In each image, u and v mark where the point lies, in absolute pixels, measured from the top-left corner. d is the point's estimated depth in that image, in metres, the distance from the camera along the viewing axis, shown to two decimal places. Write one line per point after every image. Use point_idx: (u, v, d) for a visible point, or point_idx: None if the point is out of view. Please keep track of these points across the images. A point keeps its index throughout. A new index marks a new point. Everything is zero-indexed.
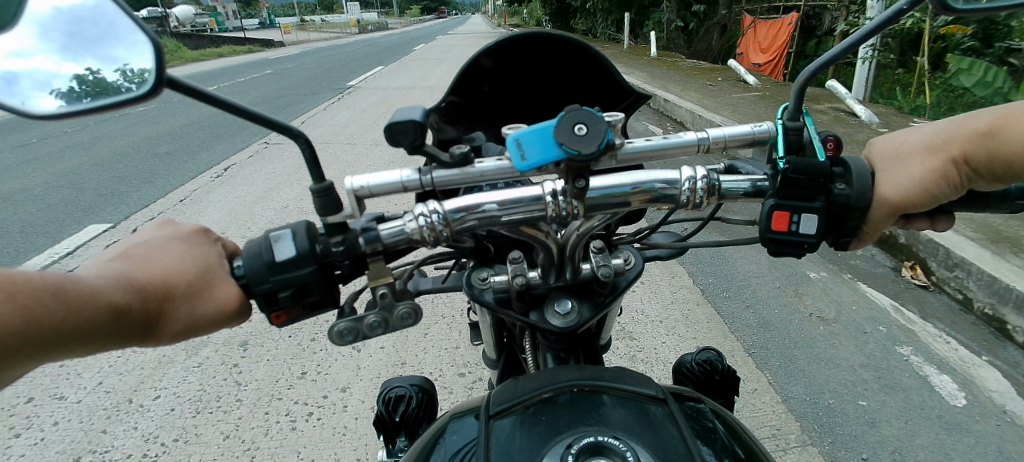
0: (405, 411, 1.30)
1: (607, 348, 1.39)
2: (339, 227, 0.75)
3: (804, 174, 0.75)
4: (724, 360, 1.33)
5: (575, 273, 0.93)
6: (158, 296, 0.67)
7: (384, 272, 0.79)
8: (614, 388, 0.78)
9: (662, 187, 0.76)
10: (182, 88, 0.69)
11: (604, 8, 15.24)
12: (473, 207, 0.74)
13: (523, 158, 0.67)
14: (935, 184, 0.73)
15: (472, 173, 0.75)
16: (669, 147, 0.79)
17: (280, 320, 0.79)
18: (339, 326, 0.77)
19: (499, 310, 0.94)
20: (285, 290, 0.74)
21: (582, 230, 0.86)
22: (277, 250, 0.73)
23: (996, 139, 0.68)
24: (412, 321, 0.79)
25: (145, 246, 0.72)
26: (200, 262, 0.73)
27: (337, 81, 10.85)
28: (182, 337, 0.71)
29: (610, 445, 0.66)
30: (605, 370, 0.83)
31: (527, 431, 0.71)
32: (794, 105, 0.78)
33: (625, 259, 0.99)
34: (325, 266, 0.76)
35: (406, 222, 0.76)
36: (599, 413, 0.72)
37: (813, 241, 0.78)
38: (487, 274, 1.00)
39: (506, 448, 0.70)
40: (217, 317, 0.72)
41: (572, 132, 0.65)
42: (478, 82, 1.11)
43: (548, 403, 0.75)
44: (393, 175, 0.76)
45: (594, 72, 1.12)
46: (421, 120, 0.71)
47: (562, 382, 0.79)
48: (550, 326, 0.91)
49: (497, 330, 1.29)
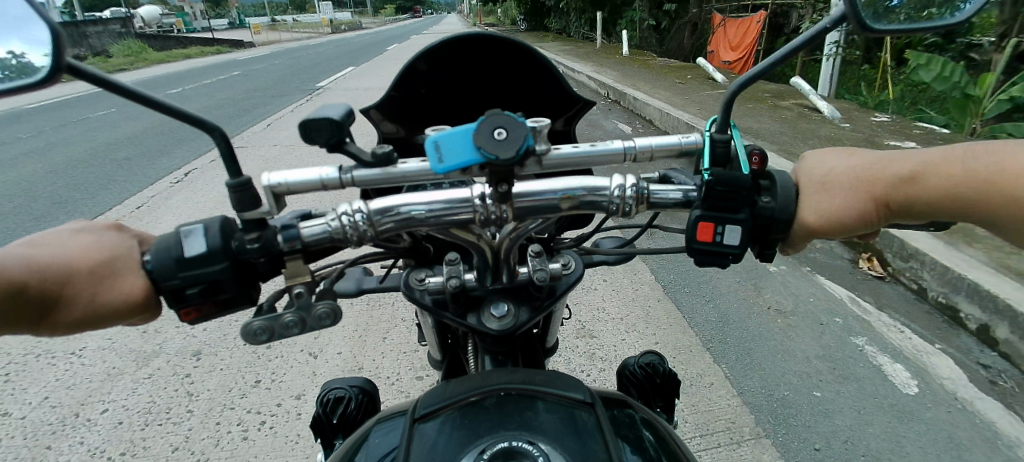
0: (343, 412, 1.28)
1: (554, 350, 1.38)
2: (257, 224, 0.72)
3: (728, 186, 0.73)
4: (666, 363, 1.34)
5: (511, 277, 0.91)
6: (56, 281, 0.65)
7: (303, 270, 0.75)
8: (543, 392, 0.77)
9: (585, 194, 0.74)
10: (79, 74, 0.67)
11: (577, 7, 15.31)
12: (391, 209, 0.71)
13: (440, 160, 0.62)
14: (856, 216, 0.72)
15: (395, 173, 0.71)
16: (598, 154, 0.75)
17: (190, 317, 0.76)
18: (253, 325, 0.73)
19: (436, 312, 0.93)
20: (194, 287, 0.70)
21: (513, 234, 0.84)
22: (187, 245, 0.70)
23: (916, 185, 0.67)
24: (331, 321, 0.74)
25: (54, 233, 0.70)
26: (109, 249, 0.70)
27: (308, 82, 10.68)
28: (86, 324, 0.68)
29: (524, 451, 0.65)
30: (538, 374, 0.82)
31: (448, 435, 0.70)
32: (722, 117, 0.76)
33: (565, 264, 0.99)
34: (240, 264, 0.72)
35: (329, 220, 0.73)
36: (524, 418, 0.71)
37: (737, 251, 0.77)
38: (426, 275, 0.99)
39: (428, 452, 0.68)
40: (118, 307, 0.68)
41: (491, 135, 0.61)
42: (414, 84, 1.09)
43: (472, 408, 0.74)
44: (313, 173, 0.72)
45: (541, 80, 1.09)
46: (338, 118, 0.67)
47: (492, 386, 0.78)
48: (487, 329, 0.90)
49: (440, 332, 1.30)
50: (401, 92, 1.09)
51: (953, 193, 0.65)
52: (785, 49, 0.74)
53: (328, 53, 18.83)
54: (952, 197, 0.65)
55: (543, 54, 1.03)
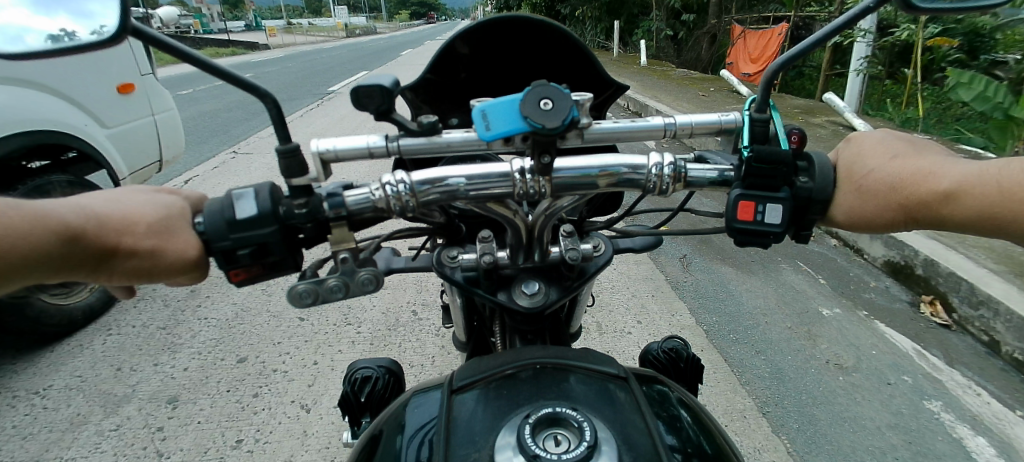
0: (371, 390, 1.31)
1: (575, 337, 1.40)
2: (303, 191, 0.74)
3: (766, 163, 0.74)
4: (689, 349, 1.36)
5: (543, 256, 0.96)
6: (111, 231, 0.67)
7: (348, 236, 0.78)
8: (574, 367, 0.96)
9: (626, 171, 0.76)
10: (146, 38, 0.71)
11: (592, 16, 15.36)
12: (437, 180, 0.74)
13: (487, 128, 0.63)
14: (885, 223, 0.73)
15: (440, 142, 0.73)
16: (638, 129, 0.76)
17: (237, 279, 0.78)
18: (298, 288, 0.75)
19: (468, 289, 0.98)
20: (245, 248, 0.73)
21: (548, 212, 0.88)
22: (239, 208, 0.72)
23: (953, 204, 0.66)
24: (374, 286, 0.76)
25: (106, 192, 0.72)
26: (162, 207, 0.73)
27: (328, 85, 10.86)
28: (141, 277, 0.70)
29: (562, 412, 0.79)
30: (567, 351, 1.01)
31: (489, 403, 0.87)
32: (761, 97, 0.76)
33: (595, 246, 1.04)
34: (287, 229, 0.74)
35: (372, 190, 0.75)
36: (557, 389, 0.89)
37: (778, 231, 0.77)
38: (457, 254, 1.05)
39: (472, 416, 0.85)
40: (174, 263, 0.71)
41: (537, 106, 0.61)
42: (455, 68, 1.13)
43: (512, 379, 0.92)
44: (359, 140, 0.74)
45: (578, 61, 1.12)
46: (389, 86, 0.67)
47: (526, 360, 0.97)
48: (517, 305, 0.96)
49: (467, 314, 1.35)
50: (437, 75, 1.13)
51: (989, 215, 0.64)
52: (827, 28, 0.76)
53: (348, 57, 19.18)
54: (986, 218, 0.64)
55: (577, 39, 1.06)
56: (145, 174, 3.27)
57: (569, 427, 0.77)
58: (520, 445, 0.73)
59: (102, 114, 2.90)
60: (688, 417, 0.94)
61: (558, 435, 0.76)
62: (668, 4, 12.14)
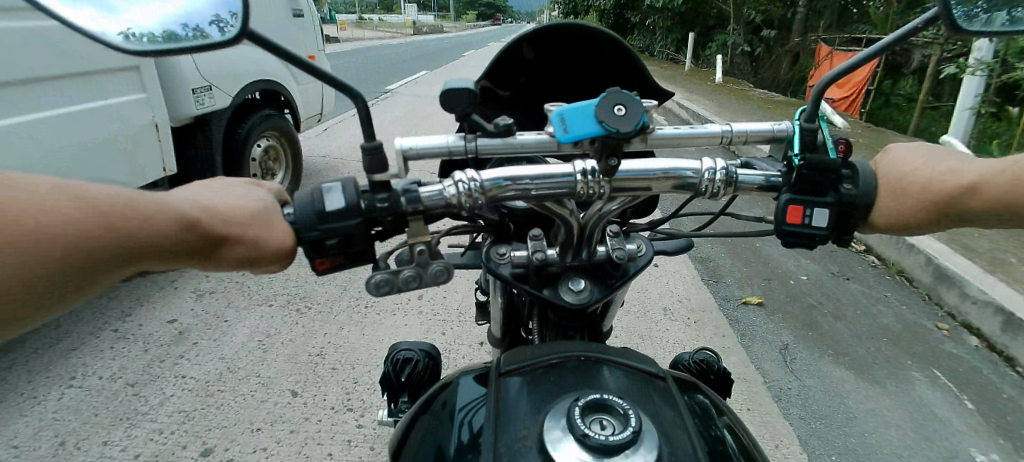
0: (411, 373, 1.40)
1: (609, 334, 1.47)
2: (384, 186, 0.85)
3: (816, 171, 0.79)
4: (721, 362, 1.41)
5: (590, 255, 1.05)
6: (224, 221, 0.75)
7: (423, 231, 0.88)
8: (611, 360, 1.04)
9: (691, 176, 0.83)
10: (263, 43, 0.82)
11: (665, 25, 15.17)
12: (515, 178, 0.82)
13: (565, 130, 0.70)
14: (918, 220, 0.77)
15: (513, 143, 0.80)
16: (696, 135, 0.83)
17: (322, 267, 0.88)
18: (377, 277, 0.84)
19: (515, 283, 1.08)
20: (332, 238, 0.84)
21: (597, 216, 0.97)
22: (327, 200, 0.83)
23: (977, 194, 0.71)
24: (445, 277, 0.86)
25: (206, 189, 0.81)
26: (256, 202, 0.82)
27: (395, 83, 11.20)
28: (244, 264, 0.79)
29: (608, 404, 0.86)
30: (608, 349, 1.08)
31: (536, 389, 0.95)
32: (811, 108, 0.82)
33: (637, 247, 1.12)
34: (368, 221, 0.85)
35: (446, 186, 0.85)
36: (599, 380, 0.97)
37: (824, 234, 0.81)
38: (506, 250, 1.14)
39: (517, 397, 0.94)
40: (273, 250, 0.80)
41: (612, 112, 0.68)
42: (516, 71, 1.24)
43: (555, 367, 1.00)
44: (439, 140, 0.82)
45: (625, 69, 1.22)
46: (474, 88, 0.77)
47: (572, 352, 1.04)
48: (563, 300, 1.04)
49: (506, 310, 1.43)
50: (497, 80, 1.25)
51: (1012, 202, 0.69)
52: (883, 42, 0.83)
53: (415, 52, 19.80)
54: (1010, 205, 0.70)
55: (627, 43, 1.17)
56: (309, 123, 5.41)
57: (615, 413, 0.84)
58: (570, 424, 0.81)
59: (284, 72, 4.83)
60: (720, 426, 1.00)
61: (603, 420, 0.83)
62: (748, 18, 11.87)
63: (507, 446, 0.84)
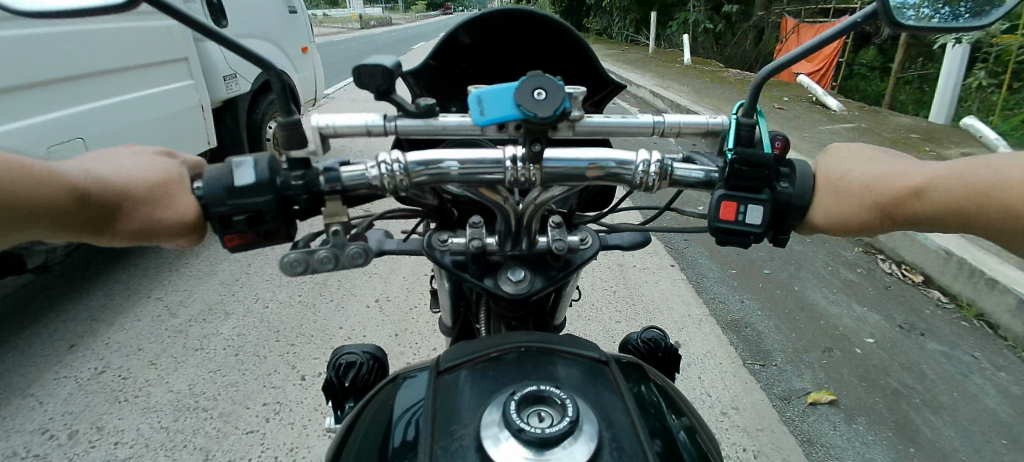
0: (355, 376, 1.33)
1: (562, 328, 1.46)
2: (302, 163, 0.73)
3: (751, 166, 0.75)
4: (668, 339, 1.41)
5: (530, 245, 1.00)
6: (113, 188, 0.65)
7: (340, 211, 0.75)
8: (557, 351, 1.00)
9: (614, 166, 0.78)
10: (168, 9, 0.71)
11: (623, 7, 15.06)
12: (431, 162, 0.75)
13: (482, 114, 0.65)
14: (861, 221, 0.74)
15: (434, 125, 0.72)
16: (627, 126, 0.75)
17: (232, 245, 0.74)
18: (290, 257, 0.73)
19: (455, 272, 1.02)
20: (240, 215, 0.70)
21: (536, 204, 0.90)
22: (237, 175, 0.70)
23: (922, 199, 0.68)
24: (364, 260, 0.75)
25: (110, 155, 0.71)
26: (162, 171, 0.71)
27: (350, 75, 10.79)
28: (139, 241, 0.68)
29: (547, 396, 0.82)
30: (553, 337, 1.05)
31: (477, 383, 0.91)
32: (750, 101, 0.76)
33: (582, 238, 1.07)
34: (283, 200, 0.73)
35: (368, 168, 0.75)
36: (541, 372, 0.93)
37: (759, 232, 0.77)
38: (448, 237, 1.07)
39: (456, 395, 0.90)
40: (173, 225, 0.69)
41: (531, 95, 0.62)
42: (458, 57, 1.18)
43: (496, 361, 0.96)
44: (358, 119, 0.74)
45: (576, 60, 1.17)
46: (392, 66, 0.65)
47: (511, 344, 1.00)
48: (502, 291, 1.00)
49: (455, 299, 1.36)
50: (439, 63, 1.17)
51: (956, 209, 0.66)
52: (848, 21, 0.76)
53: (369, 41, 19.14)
54: (953, 213, 0.66)
55: (578, 34, 1.12)
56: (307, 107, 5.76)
57: (553, 404, 0.81)
58: (506, 420, 0.77)
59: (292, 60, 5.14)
60: (665, 412, 0.97)
61: (542, 412, 0.80)
62: None
63: (444, 445, 0.80)
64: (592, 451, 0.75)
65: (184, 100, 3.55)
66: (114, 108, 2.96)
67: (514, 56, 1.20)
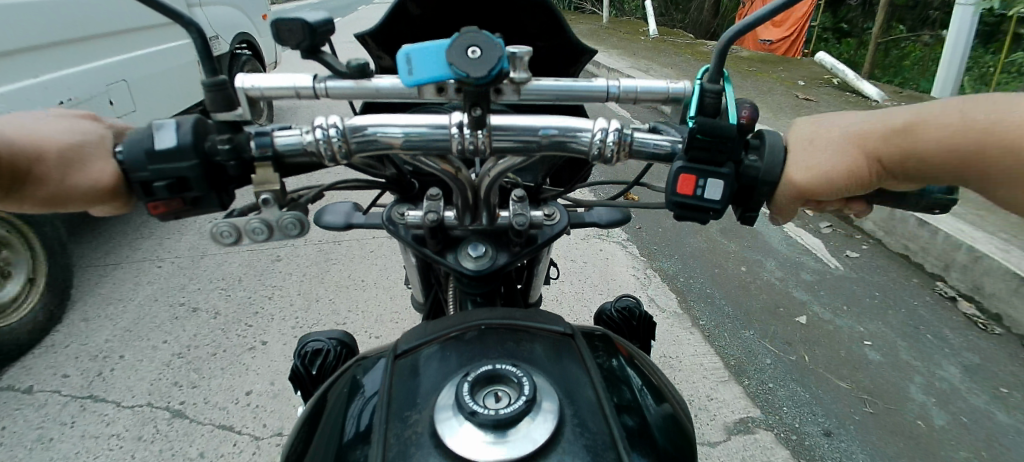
0: (322, 364, 1.30)
1: (537, 304, 1.43)
2: (229, 127, 0.69)
3: (711, 136, 0.69)
4: (643, 307, 1.38)
5: (491, 220, 0.95)
6: (22, 154, 0.60)
7: (271, 179, 0.71)
8: (520, 326, 0.96)
9: (557, 134, 0.72)
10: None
11: None
12: (359, 129, 0.70)
13: (410, 74, 0.59)
14: (844, 175, 0.68)
15: (368, 87, 0.66)
16: (578, 90, 0.70)
17: (158, 212, 0.70)
18: (219, 226, 0.69)
19: (415, 247, 0.99)
20: (162, 181, 0.65)
21: (492, 176, 0.86)
22: (158, 138, 0.65)
23: (911, 138, 0.63)
24: (298, 232, 0.70)
25: (24, 113, 0.66)
26: (81, 135, 0.66)
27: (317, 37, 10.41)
28: (53, 204, 0.65)
29: (505, 374, 0.78)
30: (518, 311, 1.02)
31: (436, 364, 0.87)
32: (714, 66, 0.69)
33: (549, 214, 1.03)
34: (210, 165, 0.68)
35: (302, 133, 0.71)
36: (502, 349, 0.89)
37: (719, 208, 0.73)
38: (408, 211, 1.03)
39: (414, 380, 0.86)
40: (91, 192, 0.65)
41: (464, 53, 0.57)
42: (404, 28, 1.14)
43: (457, 341, 0.92)
44: (284, 80, 0.68)
45: (539, 26, 1.11)
46: (313, 22, 0.59)
47: (473, 322, 0.96)
48: (462, 267, 0.96)
49: (424, 275, 1.32)
50: (389, 28, 1.13)
51: (952, 142, 0.60)
52: None
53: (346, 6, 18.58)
54: (950, 146, 0.61)
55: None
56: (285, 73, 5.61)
57: (510, 382, 0.78)
58: (459, 403, 0.73)
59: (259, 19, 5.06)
60: (637, 385, 0.94)
61: (498, 392, 0.77)
62: None
63: (397, 433, 0.77)
64: (551, 427, 0.72)
65: (150, 65, 3.40)
66: (90, 75, 2.82)
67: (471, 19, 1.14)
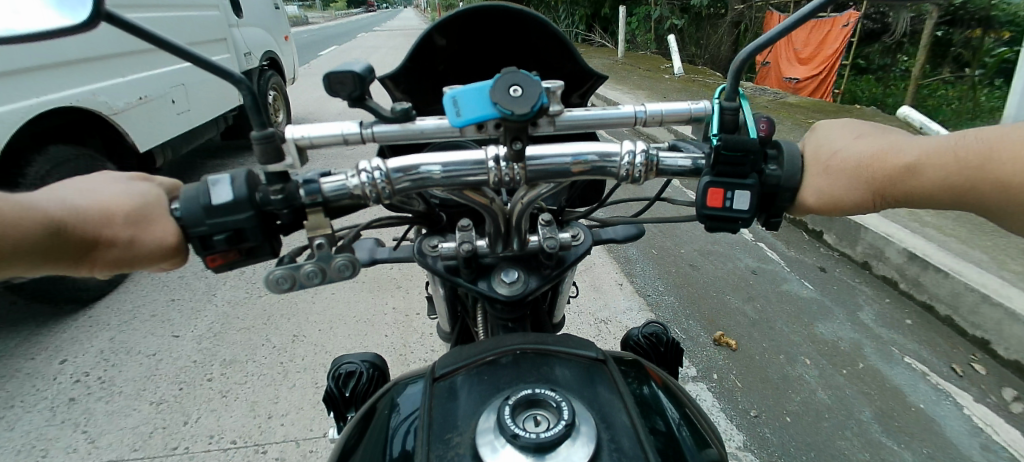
0: (355, 386, 1.30)
1: (561, 326, 1.44)
2: (280, 177, 0.71)
3: (736, 151, 0.73)
4: (670, 333, 1.40)
5: (522, 245, 0.98)
6: (86, 222, 0.65)
7: (324, 223, 0.75)
8: (554, 352, 0.96)
9: (597, 159, 0.76)
10: (128, 27, 0.66)
11: None
12: (409, 168, 0.73)
13: (457, 114, 0.64)
14: (851, 204, 0.74)
15: (413, 129, 0.71)
16: (609, 118, 0.74)
17: (215, 264, 0.73)
18: (275, 273, 0.72)
19: (448, 276, 1.01)
20: (221, 234, 0.69)
21: (524, 204, 0.89)
22: (214, 193, 0.69)
23: (913, 177, 0.68)
24: (351, 273, 0.73)
25: (88, 181, 0.70)
26: (140, 196, 0.70)
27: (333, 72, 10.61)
28: (119, 267, 0.69)
29: (544, 400, 0.79)
30: (551, 336, 1.01)
31: (473, 389, 0.88)
32: (731, 85, 0.74)
33: (574, 235, 1.06)
34: (265, 215, 0.71)
35: (349, 177, 0.74)
36: (539, 373, 0.90)
37: (747, 216, 0.77)
38: (439, 242, 1.06)
39: (452, 406, 0.86)
40: (153, 251, 0.68)
41: (507, 92, 0.61)
42: (433, 60, 1.18)
43: (493, 366, 0.92)
44: (334, 128, 0.73)
45: (556, 56, 1.17)
46: (363, 72, 0.64)
47: (508, 346, 0.97)
48: (497, 294, 0.98)
49: (451, 303, 1.34)
50: (415, 64, 1.17)
51: (948, 185, 0.66)
52: None
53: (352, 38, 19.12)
54: (947, 186, 0.66)
55: (554, 27, 1.10)
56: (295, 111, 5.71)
57: (548, 407, 0.79)
58: (501, 425, 0.74)
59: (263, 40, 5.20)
60: (674, 418, 0.92)
61: (537, 416, 0.78)
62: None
63: (440, 454, 0.77)
64: (590, 452, 0.73)
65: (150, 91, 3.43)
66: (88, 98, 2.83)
67: (490, 52, 1.20)
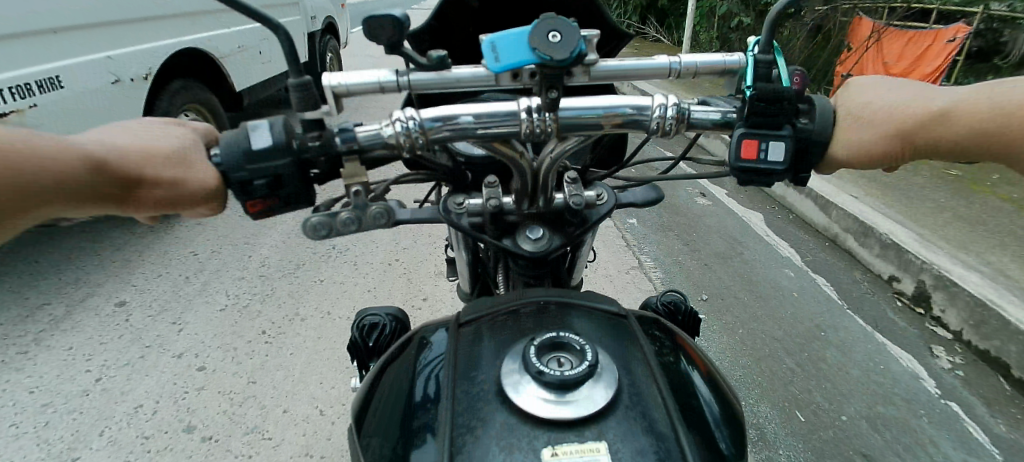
0: (378, 338, 1.34)
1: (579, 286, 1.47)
2: (317, 124, 0.73)
3: (769, 102, 0.74)
4: (688, 303, 1.41)
5: (547, 202, 1.00)
6: (130, 161, 0.66)
7: (359, 171, 0.76)
8: (576, 305, 0.97)
9: (632, 112, 0.77)
10: None
11: None
12: (449, 118, 0.74)
13: (496, 59, 0.64)
14: (881, 154, 0.74)
15: (449, 78, 0.73)
16: (641, 68, 0.76)
17: (254, 211, 0.76)
18: (313, 220, 0.75)
19: (473, 233, 1.03)
20: (261, 179, 0.72)
21: (551, 161, 0.90)
22: (255, 138, 0.71)
23: (945, 123, 0.68)
24: (386, 219, 0.77)
25: (124, 126, 0.72)
26: (178, 139, 0.72)
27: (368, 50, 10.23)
28: (168, 207, 0.70)
29: (568, 342, 0.79)
30: (573, 292, 1.01)
31: (496, 335, 0.88)
32: (765, 38, 0.73)
33: (598, 194, 1.07)
34: (303, 162, 0.73)
35: (383, 126, 0.75)
36: (563, 323, 0.91)
37: (780, 169, 0.77)
38: (463, 200, 1.08)
39: (476, 349, 0.86)
40: (197, 191, 0.71)
41: (545, 38, 0.62)
42: (462, 18, 1.19)
43: (515, 315, 0.93)
44: (370, 75, 0.73)
45: (581, 12, 1.19)
46: (402, 18, 0.64)
47: (532, 298, 0.97)
48: (522, 249, 1.00)
49: (473, 264, 1.37)
50: (440, 22, 1.17)
51: (979, 130, 0.66)
52: None
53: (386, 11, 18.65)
54: (978, 131, 0.66)
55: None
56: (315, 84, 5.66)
57: (572, 350, 0.78)
58: (525, 364, 0.75)
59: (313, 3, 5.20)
60: (697, 382, 0.91)
61: (561, 358, 0.78)
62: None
63: (466, 390, 0.78)
64: (611, 393, 0.73)
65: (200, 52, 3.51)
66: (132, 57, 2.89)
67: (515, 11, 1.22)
